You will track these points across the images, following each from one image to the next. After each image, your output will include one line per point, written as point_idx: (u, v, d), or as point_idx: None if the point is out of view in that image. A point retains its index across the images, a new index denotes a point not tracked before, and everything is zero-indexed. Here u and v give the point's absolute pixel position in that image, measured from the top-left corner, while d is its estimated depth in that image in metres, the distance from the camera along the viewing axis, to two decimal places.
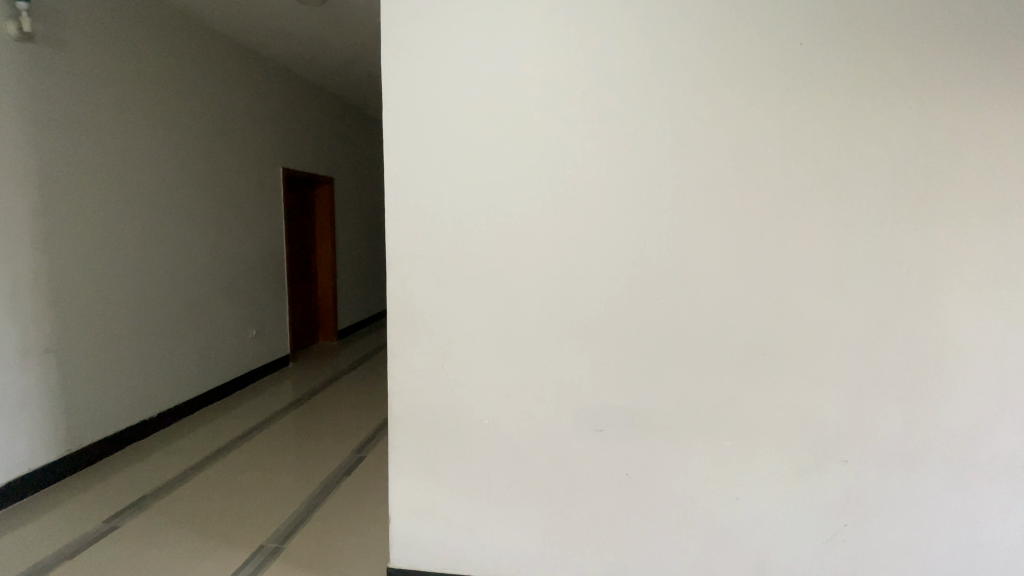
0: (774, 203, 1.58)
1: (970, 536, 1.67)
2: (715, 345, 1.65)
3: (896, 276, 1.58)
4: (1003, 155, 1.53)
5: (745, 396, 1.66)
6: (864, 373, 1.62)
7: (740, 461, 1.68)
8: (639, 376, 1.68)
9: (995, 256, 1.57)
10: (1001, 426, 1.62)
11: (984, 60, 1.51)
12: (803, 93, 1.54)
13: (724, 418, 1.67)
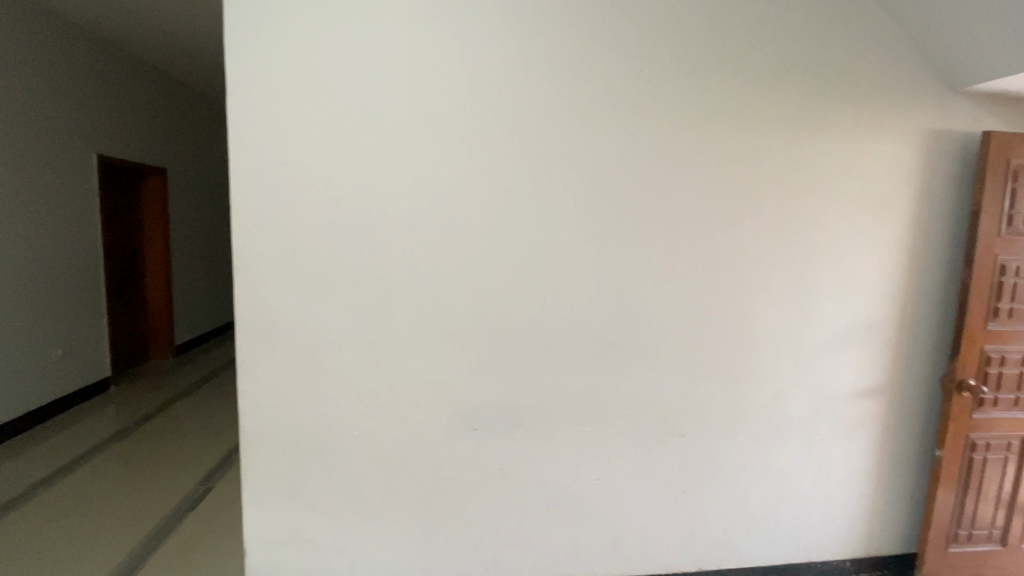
0: (624, 209, 1.76)
1: (780, 493, 1.96)
2: (575, 339, 1.77)
3: (719, 273, 1.86)
4: (793, 175, 1.86)
5: (601, 385, 1.81)
6: (697, 359, 1.88)
7: (598, 446, 1.83)
8: (508, 375, 1.73)
9: (788, 257, 1.90)
10: (799, 397, 1.95)
11: (783, 95, 1.82)
12: (646, 112, 1.73)
13: (585, 407, 1.80)
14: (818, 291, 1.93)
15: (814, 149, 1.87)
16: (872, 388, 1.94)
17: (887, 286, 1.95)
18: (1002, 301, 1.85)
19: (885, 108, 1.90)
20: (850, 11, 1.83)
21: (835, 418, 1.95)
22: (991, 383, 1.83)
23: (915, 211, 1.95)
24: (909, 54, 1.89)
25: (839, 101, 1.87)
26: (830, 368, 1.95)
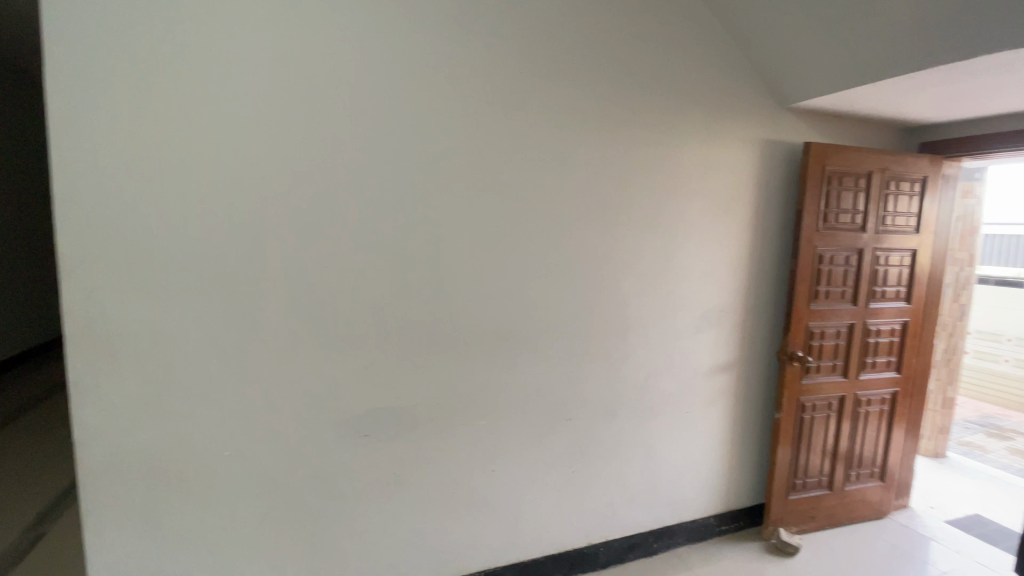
0: (489, 213, 1.75)
1: (652, 463, 2.16)
2: (467, 336, 1.78)
3: (590, 273, 1.92)
4: (664, 169, 1.98)
5: (495, 379, 1.84)
6: (583, 346, 1.96)
7: (495, 438, 1.87)
8: (400, 376, 1.71)
9: (658, 245, 2.03)
10: (667, 378, 2.14)
11: (662, 93, 1.92)
12: (502, 118, 1.71)
13: (480, 402, 1.83)
14: (679, 284, 2.10)
15: (671, 154, 1.98)
16: (721, 361, 2.23)
17: (733, 276, 2.20)
18: (822, 285, 2.19)
19: (729, 115, 2.06)
20: (694, 20, 1.93)
21: (695, 392, 2.20)
22: (814, 353, 2.22)
23: (754, 208, 2.20)
24: (748, 66, 2.05)
25: (690, 110, 1.98)
26: (690, 350, 2.16)
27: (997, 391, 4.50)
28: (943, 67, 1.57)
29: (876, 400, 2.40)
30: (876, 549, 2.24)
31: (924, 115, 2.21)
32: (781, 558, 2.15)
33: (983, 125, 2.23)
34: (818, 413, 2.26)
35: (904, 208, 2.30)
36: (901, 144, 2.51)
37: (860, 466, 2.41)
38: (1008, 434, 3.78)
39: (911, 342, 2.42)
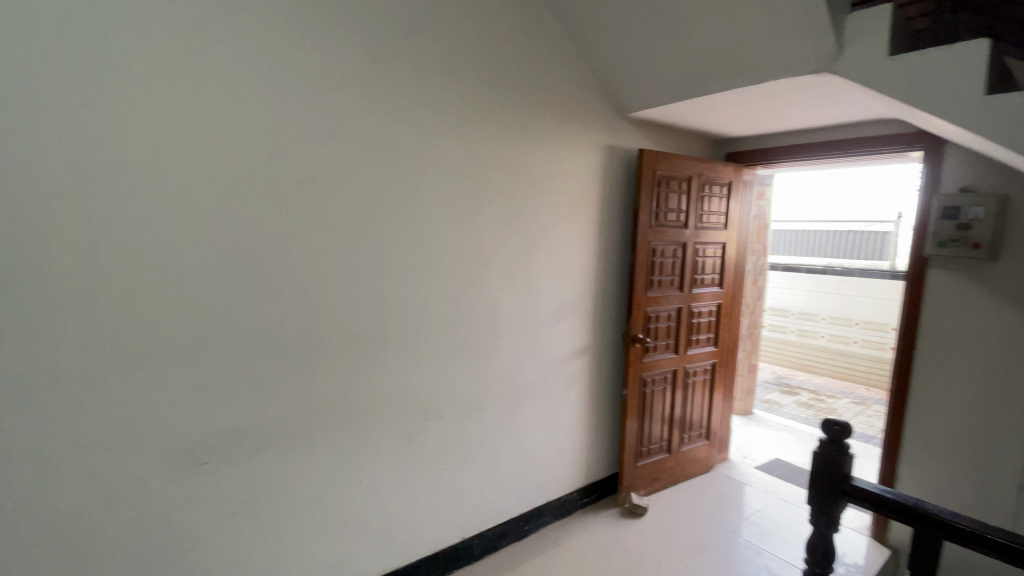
0: (343, 207, 1.62)
1: (520, 450, 2.24)
2: (326, 341, 1.64)
3: (454, 269, 1.92)
4: (520, 167, 2.07)
5: (359, 384, 1.73)
6: (450, 343, 1.95)
7: (361, 446, 1.76)
8: (247, 391, 1.51)
9: (518, 241, 2.11)
10: (530, 367, 2.24)
11: (516, 94, 2.00)
12: (353, 105, 1.60)
13: (344, 410, 1.71)
14: (538, 277, 2.21)
15: (525, 154, 2.07)
16: (577, 347, 2.41)
17: (584, 269, 2.39)
18: (656, 274, 2.49)
19: (576, 119, 2.23)
20: (544, 28, 2.05)
21: (557, 378, 2.34)
22: (652, 335, 2.52)
23: (600, 206, 2.41)
24: (591, 75, 2.23)
25: (541, 113, 2.09)
26: (550, 339, 2.30)
27: (787, 356, 5.53)
28: (738, 91, 1.86)
29: (701, 371, 2.81)
30: (706, 498, 2.63)
31: (728, 130, 2.63)
32: (634, 519, 2.41)
33: (768, 141, 2.74)
34: (657, 386, 2.58)
35: (716, 208, 2.73)
36: (712, 153, 2.96)
37: (691, 428, 2.80)
38: (795, 390, 4.71)
39: (724, 320, 2.88)
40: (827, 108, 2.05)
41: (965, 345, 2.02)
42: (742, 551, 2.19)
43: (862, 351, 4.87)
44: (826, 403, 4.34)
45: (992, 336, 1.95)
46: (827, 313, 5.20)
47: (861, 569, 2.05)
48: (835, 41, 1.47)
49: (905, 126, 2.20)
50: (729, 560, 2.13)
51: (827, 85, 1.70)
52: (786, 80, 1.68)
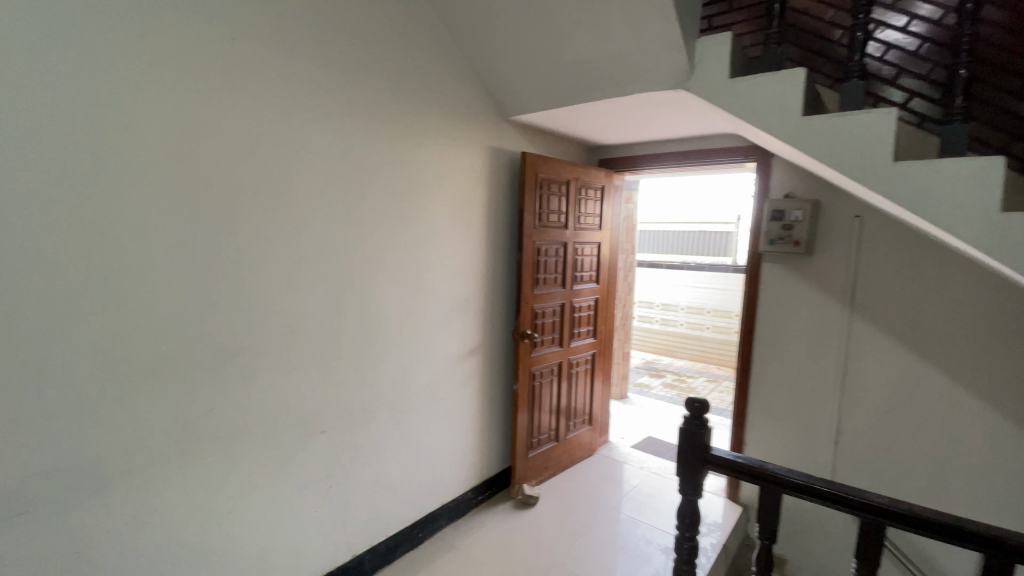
0: (202, 202, 1.42)
1: (413, 456, 2.18)
2: (185, 356, 1.43)
3: (336, 270, 1.79)
4: (406, 165, 2.00)
5: (228, 402, 1.54)
6: (335, 350, 1.82)
7: (233, 471, 1.57)
8: (81, 422, 1.25)
9: (405, 241, 2.04)
10: (421, 370, 2.19)
11: (400, 90, 1.93)
12: (211, 86, 1.40)
13: (210, 433, 1.50)
14: (426, 277, 2.16)
15: (411, 151, 2.01)
16: (467, 347, 2.40)
17: (473, 268, 2.40)
18: (541, 272, 2.60)
19: (461, 119, 2.22)
20: (427, 25, 2.01)
21: (448, 379, 2.32)
22: (539, 330, 2.62)
23: (487, 206, 2.44)
24: (474, 76, 2.24)
25: (425, 110, 2.05)
26: (441, 340, 2.27)
27: (656, 342, 6.11)
28: (610, 101, 2.00)
29: (582, 362, 3.00)
30: (590, 480, 2.81)
31: (600, 137, 2.83)
32: (527, 510, 2.48)
33: (634, 149, 3.01)
34: (545, 379, 2.69)
35: (592, 209, 2.93)
36: (586, 158, 3.16)
37: (575, 417, 2.97)
38: (661, 373, 5.27)
39: (602, 313, 3.11)
40: (683, 121, 2.31)
41: (789, 326, 2.42)
42: (624, 525, 2.38)
43: (715, 335, 5.58)
44: (687, 382, 4.92)
45: (808, 317, 2.36)
46: (684, 304, 5.87)
47: (719, 525, 2.35)
48: (689, 61, 1.65)
49: (742, 141, 2.57)
50: (614, 535, 2.30)
51: (684, 100, 1.91)
52: (651, 94, 1.85)
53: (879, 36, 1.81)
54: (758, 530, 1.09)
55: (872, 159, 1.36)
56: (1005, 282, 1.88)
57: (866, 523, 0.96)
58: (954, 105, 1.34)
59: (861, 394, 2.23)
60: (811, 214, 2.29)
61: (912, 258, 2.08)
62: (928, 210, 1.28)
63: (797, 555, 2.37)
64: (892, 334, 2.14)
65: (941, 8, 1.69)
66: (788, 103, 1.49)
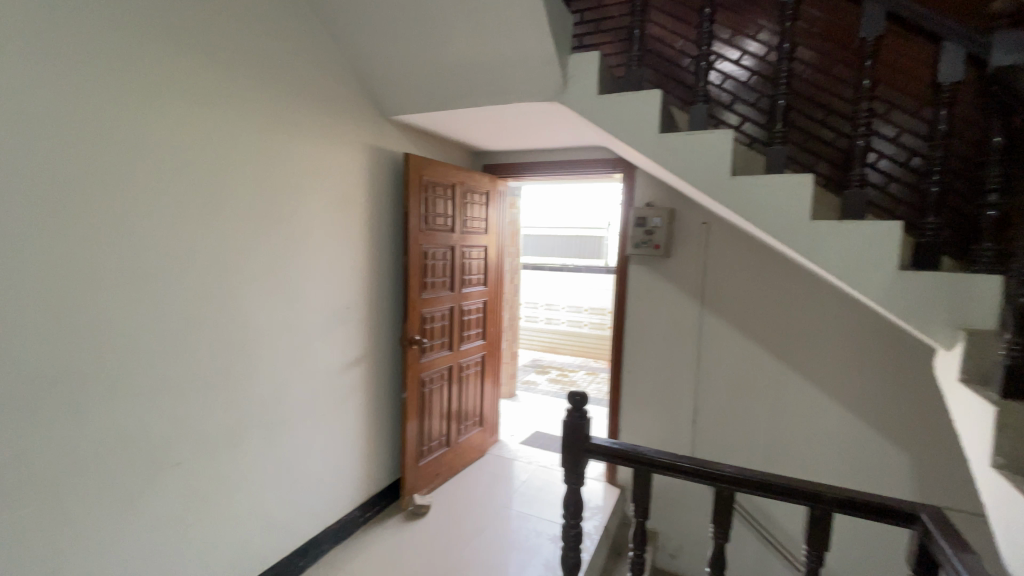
0: (5, 198, 1.15)
1: (290, 480, 2.00)
2: None
3: (190, 279, 1.56)
4: (277, 162, 1.83)
5: (50, 441, 1.27)
6: (193, 370, 1.60)
7: (58, 525, 1.30)
8: None
9: (277, 245, 1.87)
10: (297, 386, 2.01)
11: (267, 80, 1.76)
12: (16, 58, 1.14)
13: (23, 482, 1.23)
14: (302, 285, 1.99)
15: (280, 148, 1.84)
16: (350, 358, 2.27)
17: (355, 274, 2.28)
18: (428, 276, 2.56)
19: (338, 116, 2.10)
20: (297, 13, 1.86)
21: (330, 392, 2.17)
22: (427, 335, 2.58)
23: (368, 209, 2.33)
24: (351, 71, 2.13)
25: (296, 103, 1.89)
26: (320, 352, 2.11)
27: (540, 341, 6.32)
28: (492, 108, 2.04)
29: (472, 365, 3.02)
30: (481, 481, 2.85)
31: (483, 142, 2.87)
32: (418, 520, 2.43)
33: (516, 156, 3.11)
34: (434, 385, 2.65)
35: (477, 213, 2.96)
36: (470, 162, 3.19)
37: (466, 419, 2.98)
38: (546, 369, 5.53)
39: (490, 315, 3.16)
40: (559, 132, 2.44)
41: (655, 321, 2.68)
42: (515, 520, 2.45)
43: (593, 330, 6.01)
44: (569, 377, 5.22)
45: (670, 312, 2.64)
46: (566, 304, 6.26)
47: (601, 508, 2.53)
48: (563, 75, 1.75)
49: (611, 153, 2.81)
50: (506, 532, 2.36)
51: (561, 112, 2.03)
52: (530, 103, 1.92)
53: (720, 66, 2.10)
54: (632, 509, 1.19)
55: (715, 174, 1.57)
56: (814, 277, 2.30)
57: (718, 491, 1.10)
58: (776, 130, 1.53)
59: (713, 377, 2.56)
60: (669, 220, 2.58)
61: (748, 259, 2.44)
62: (757, 218, 1.52)
63: (666, 527, 2.64)
64: (735, 324, 2.49)
65: (764, 47, 2.02)
66: (649, 121, 1.65)
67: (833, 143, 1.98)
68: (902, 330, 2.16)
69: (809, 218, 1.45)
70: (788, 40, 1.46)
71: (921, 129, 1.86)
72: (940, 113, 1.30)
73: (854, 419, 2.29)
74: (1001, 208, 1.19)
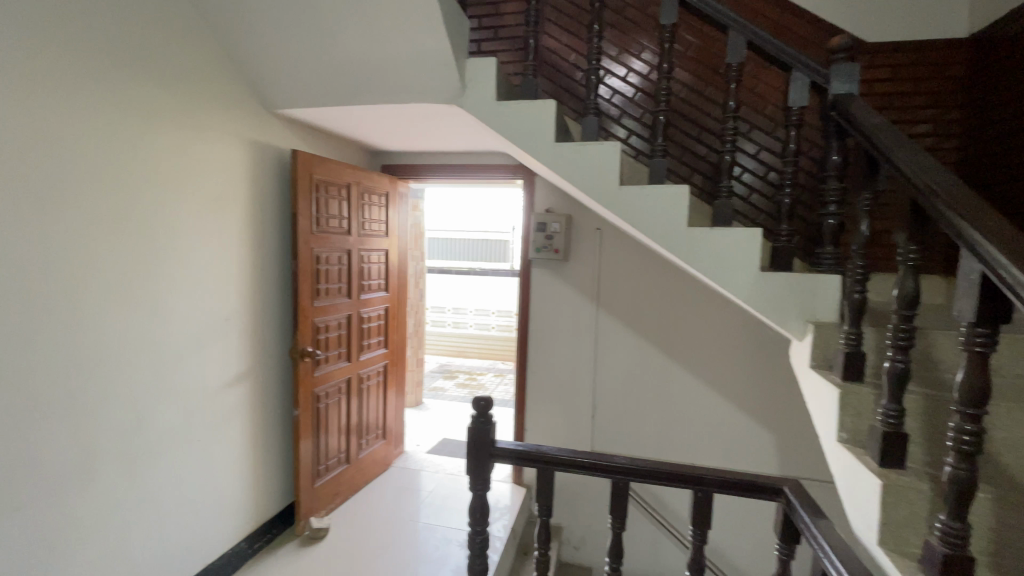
0: None
1: (160, 519, 1.74)
2: None
3: (20, 291, 1.29)
4: (140, 155, 1.60)
5: None
6: (35, 398, 1.34)
7: None
8: None
9: (142, 250, 1.63)
10: (168, 410, 1.76)
11: (126, 62, 1.54)
12: None
13: None
14: (171, 295, 1.76)
15: (140, 138, 1.60)
16: (233, 374, 2.06)
17: (236, 281, 2.07)
18: (322, 283, 2.40)
19: (212, 106, 1.89)
20: None
21: (208, 415, 1.94)
22: (321, 346, 2.42)
23: (252, 210, 2.14)
24: (227, 59, 1.94)
25: (159, 89, 1.66)
26: (195, 370, 1.88)
27: (447, 346, 6.24)
28: (388, 107, 1.97)
29: (373, 375, 2.89)
30: (384, 496, 2.74)
31: (381, 143, 2.78)
32: (316, 545, 2.27)
33: (416, 159, 3.05)
34: (331, 398, 2.50)
35: (377, 216, 2.85)
36: (368, 164, 3.07)
37: (368, 433, 2.85)
38: (453, 374, 5.48)
39: (391, 322, 3.06)
40: (459, 135, 2.43)
41: (556, 322, 2.78)
42: (422, 533, 2.39)
43: (500, 333, 6.11)
44: (477, 380, 5.23)
45: (569, 313, 2.75)
46: (472, 308, 6.29)
47: (508, 508, 2.56)
48: (461, 79, 1.74)
49: (511, 159, 2.86)
50: (413, 545, 2.29)
51: (460, 116, 2.02)
52: (428, 105, 1.89)
53: (609, 81, 2.24)
54: (536, 508, 1.21)
55: (606, 183, 1.66)
56: (694, 278, 2.54)
57: (614, 483, 1.15)
58: (658, 144, 1.65)
59: (610, 374, 2.71)
60: (566, 226, 2.69)
61: (637, 261, 2.63)
62: (643, 225, 1.63)
63: (570, 521, 2.74)
64: (628, 323, 2.67)
65: (647, 66, 2.19)
66: (545, 129, 1.70)
67: (706, 157, 2.20)
68: (763, 325, 2.47)
69: (687, 225, 1.59)
70: (667, 60, 1.59)
71: (776, 148, 2.13)
72: (790, 133, 1.49)
73: (729, 405, 2.56)
74: (837, 218, 1.38)
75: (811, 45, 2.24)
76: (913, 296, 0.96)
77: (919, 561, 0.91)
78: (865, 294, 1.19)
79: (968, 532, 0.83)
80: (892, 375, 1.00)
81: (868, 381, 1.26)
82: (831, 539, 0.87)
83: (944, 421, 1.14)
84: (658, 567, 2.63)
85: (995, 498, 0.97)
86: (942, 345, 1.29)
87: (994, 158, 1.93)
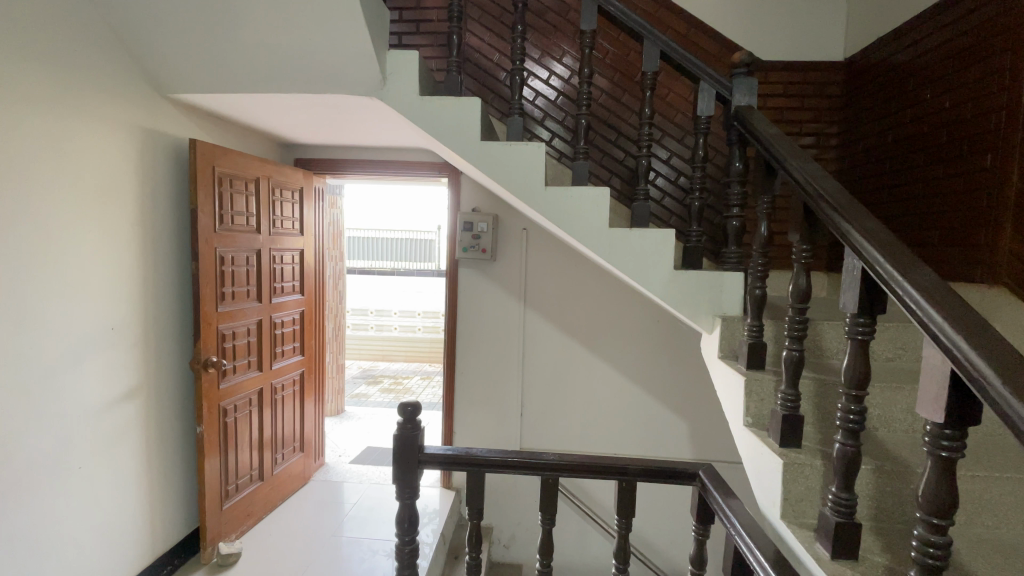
0: None
1: (36, 563, 1.50)
2: None
3: None
4: (5, 140, 1.38)
5: None
6: None
7: None
8: None
9: (8, 250, 1.40)
10: (41, 436, 1.52)
11: None
12: None
13: None
14: (43, 302, 1.52)
15: (4, 120, 1.37)
16: (123, 390, 1.84)
17: (125, 285, 1.84)
18: (228, 286, 2.21)
19: (91, 86, 1.66)
20: None
21: (92, 438, 1.71)
22: (228, 355, 2.23)
23: (144, 206, 1.92)
24: (108, 33, 1.71)
25: (26, 62, 1.43)
26: (74, 387, 1.64)
27: (371, 350, 6.01)
28: (303, 97, 1.86)
29: (288, 384, 2.72)
30: (303, 513, 2.58)
31: (294, 135, 2.61)
32: (225, 571, 2.08)
33: (333, 153, 2.90)
34: (240, 412, 2.31)
35: (290, 213, 2.67)
36: (279, 157, 2.87)
37: (284, 446, 2.68)
38: (378, 379, 5.30)
39: (308, 327, 2.89)
40: (380, 130, 2.35)
41: (483, 322, 2.78)
42: (346, 548, 2.28)
43: (427, 335, 5.99)
44: (403, 384, 5.10)
45: (495, 313, 2.77)
46: (397, 309, 6.11)
47: (437, 512, 2.53)
48: (381, 71, 1.68)
49: (434, 157, 2.82)
50: (335, 561, 2.18)
51: (381, 109, 1.95)
52: (346, 97, 1.80)
53: (532, 83, 2.28)
54: (467, 511, 1.20)
55: (531, 183, 1.68)
56: (614, 277, 2.66)
57: (544, 480, 1.17)
58: (580, 146, 1.70)
59: (536, 371, 2.76)
60: (492, 226, 2.70)
61: (561, 261, 2.71)
62: (567, 225, 1.68)
63: (499, 520, 2.76)
64: (553, 321, 2.73)
65: (568, 71, 2.25)
66: (471, 128, 1.69)
67: (624, 162, 2.31)
68: (676, 320, 2.65)
69: (608, 226, 1.66)
70: (587, 65, 1.64)
71: (685, 154, 2.29)
72: (698, 140, 1.60)
73: (647, 396, 2.71)
74: (740, 220, 1.51)
75: (717, 59, 2.42)
76: (805, 291, 1.07)
77: (815, 529, 1.02)
78: (765, 289, 1.32)
79: (854, 501, 0.94)
80: (789, 363, 1.11)
81: (769, 369, 1.39)
82: (741, 517, 0.94)
83: (831, 401, 1.28)
84: (586, 558, 2.72)
85: (874, 469, 1.11)
86: (826, 335, 1.46)
87: (865, 168, 2.22)
